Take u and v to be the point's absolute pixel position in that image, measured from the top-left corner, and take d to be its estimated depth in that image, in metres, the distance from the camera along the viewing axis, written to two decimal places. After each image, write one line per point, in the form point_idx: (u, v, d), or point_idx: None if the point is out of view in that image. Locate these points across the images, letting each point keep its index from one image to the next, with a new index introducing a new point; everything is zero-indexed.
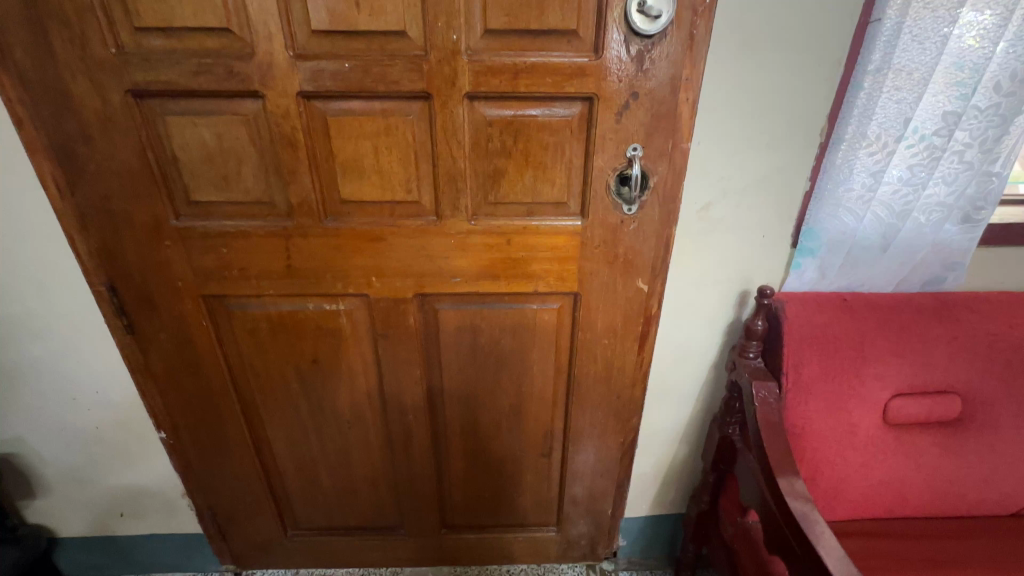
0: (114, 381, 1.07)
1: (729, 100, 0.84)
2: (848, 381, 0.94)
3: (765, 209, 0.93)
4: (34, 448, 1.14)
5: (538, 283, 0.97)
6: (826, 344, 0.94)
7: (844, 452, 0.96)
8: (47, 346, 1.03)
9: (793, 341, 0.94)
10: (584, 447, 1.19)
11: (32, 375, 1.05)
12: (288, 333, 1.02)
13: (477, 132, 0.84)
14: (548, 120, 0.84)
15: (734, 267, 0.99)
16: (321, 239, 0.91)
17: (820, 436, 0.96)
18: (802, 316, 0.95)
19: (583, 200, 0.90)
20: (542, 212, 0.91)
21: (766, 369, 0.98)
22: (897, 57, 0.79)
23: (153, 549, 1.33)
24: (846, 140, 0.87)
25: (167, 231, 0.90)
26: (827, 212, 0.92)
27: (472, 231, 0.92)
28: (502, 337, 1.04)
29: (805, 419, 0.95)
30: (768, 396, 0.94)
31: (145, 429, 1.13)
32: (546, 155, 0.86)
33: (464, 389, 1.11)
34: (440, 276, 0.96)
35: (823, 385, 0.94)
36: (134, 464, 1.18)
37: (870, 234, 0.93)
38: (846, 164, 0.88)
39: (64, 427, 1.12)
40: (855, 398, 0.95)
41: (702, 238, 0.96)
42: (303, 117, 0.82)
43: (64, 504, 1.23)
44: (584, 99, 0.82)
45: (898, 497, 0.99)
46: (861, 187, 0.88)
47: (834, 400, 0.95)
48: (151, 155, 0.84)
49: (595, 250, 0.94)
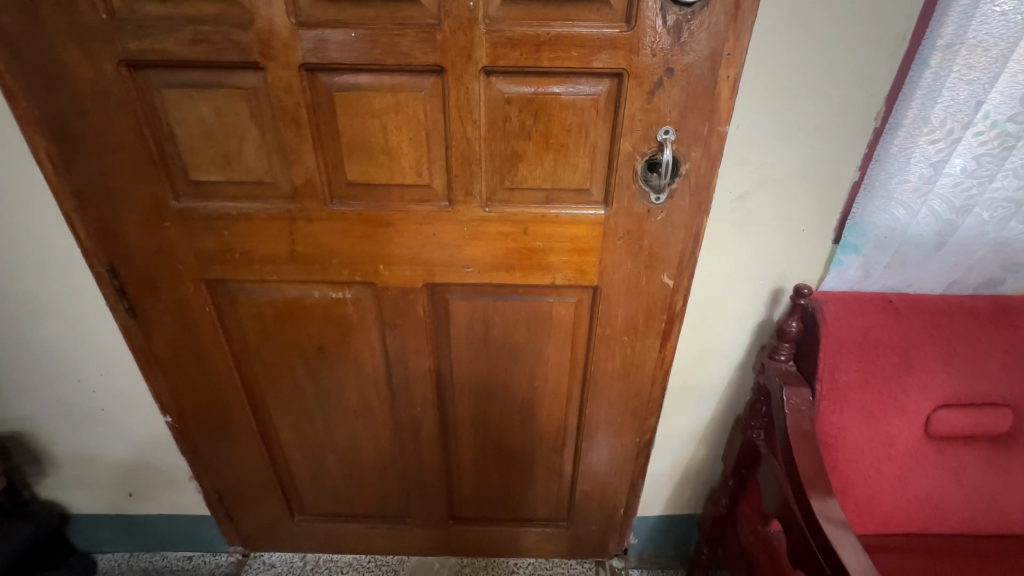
0: (119, 363, 1.05)
1: (774, 79, 0.76)
2: (888, 390, 0.87)
3: (806, 200, 0.85)
4: (42, 426, 1.13)
5: (555, 276, 0.91)
6: (867, 349, 0.87)
7: (880, 464, 0.90)
8: (50, 327, 1.00)
9: (830, 345, 0.87)
10: (598, 445, 1.15)
11: (37, 354, 1.03)
12: (294, 320, 0.98)
13: (494, 111, 0.77)
14: (572, 99, 0.76)
15: (769, 263, 0.92)
16: (327, 223, 0.86)
17: (854, 447, 0.89)
18: (840, 318, 0.87)
19: (607, 188, 0.83)
20: (562, 200, 0.85)
21: (798, 373, 0.91)
22: (973, 30, 0.71)
23: (162, 529, 1.33)
24: (905, 126, 0.78)
25: (167, 212, 0.86)
26: (877, 206, 0.84)
27: (486, 219, 0.86)
28: (515, 330, 0.99)
29: (839, 429, 0.89)
30: (799, 403, 0.88)
31: (150, 412, 1.11)
32: (569, 137, 0.79)
33: (475, 383, 1.07)
34: (451, 265, 0.90)
35: (861, 392, 0.88)
36: (141, 445, 1.17)
37: (923, 230, 0.85)
38: (903, 153, 0.80)
39: (70, 407, 1.11)
40: (894, 408, 0.88)
41: (735, 231, 0.89)
42: (308, 91, 0.76)
43: (74, 482, 1.23)
44: (612, 76, 0.75)
45: (937, 514, 0.92)
46: (918, 178, 0.81)
47: (872, 409, 0.88)
48: (147, 131, 0.79)
49: (618, 241, 0.87)
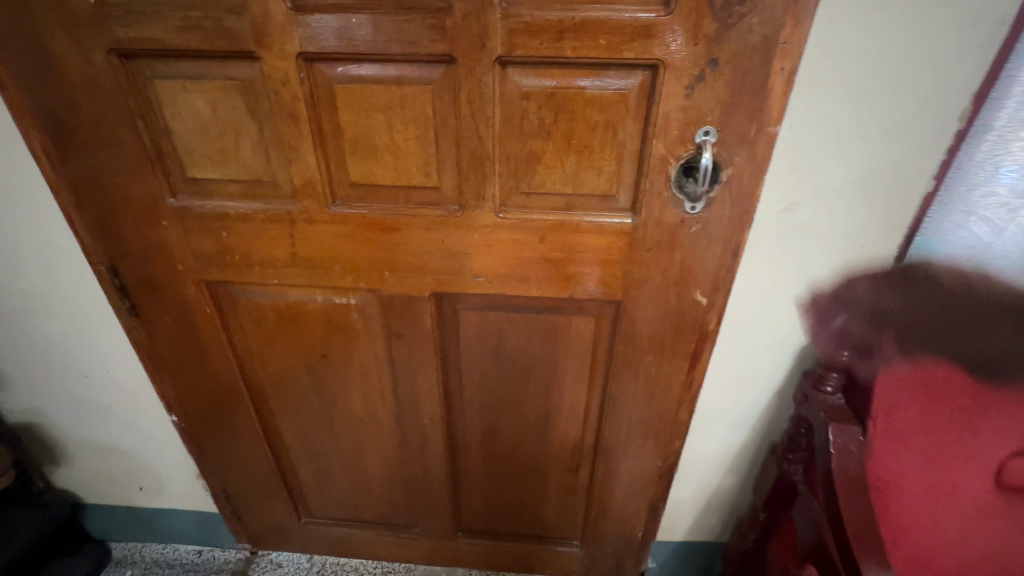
0: (124, 361, 1.02)
1: (837, 73, 0.65)
2: (954, 432, 0.75)
3: (868, 214, 0.74)
4: (54, 419, 1.13)
5: (574, 289, 0.83)
6: (931, 385, 0.75)
7: (938, 515, 0.78)
8: (56, 323, 0.98)
9: (889, 380, 0.76)
10: (617, 467, 1.07)
11: (45, 349, 1.02)
12: (297, 325, 0.93)
13: (509, 107, 0.69)
14: (599, 94, 0.67)
15: (819, 283, 0.81)
16: (329, 226, 0.80)
17: (909, 495, 0.78)
18: (901, 348, 0.75)
19: (635, 194, 0.74)
20: (584, 206, 0.76)
21: (846, 408, 0.81)
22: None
23: (172, 523, 1.32)
24: (997, 129, 0.66)
25: (165, 210, 0.81)
26: (953, 221, 0.73)
27: (499, 225, 0.78)
28: (530, 344, 0.91)
29: (894, 473, 0.78)
30: (849, 443, 0.78)
31: (156, 411, 1.09)
32: (594, 138, 0.70)
33: (486, 396, 1.00)
34: (461, 274, 0.83)
35: (920, 433, 0.76)
36: (149, 443, 1.15)
37: (1007, 252, 0.73)
38: (993, 160, 0.68)
39: (79, 402, 1.09)
40: (960, 453, 0.76)
41: (781, 245, 0.78)
42: (306, 84, 0.69)
43: (87, 473, 1.23)
44: (646, 68, 0.65)
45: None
46: (1009, 191, 0.69)
47: (933, 455, 0.76)
48: (142, 125, 0.74)
49: (646, 253, 0.78)
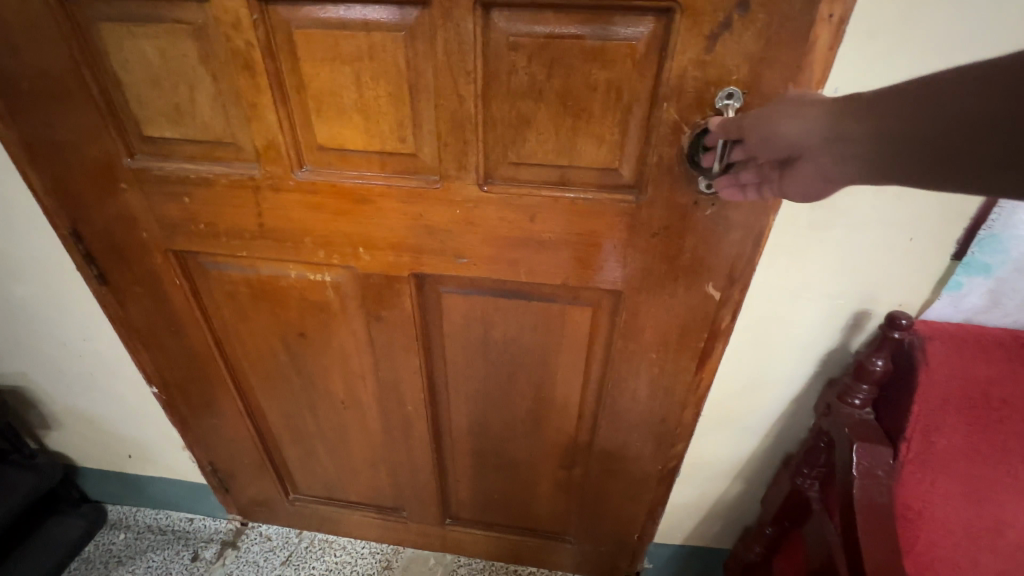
0: (100, 331, 0.98)
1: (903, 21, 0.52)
2: (1006, 464, 0.66)
3: (926, 199, 0.61)
4: (40, 384, 1.11)
5: (568, 275, 0.73)
6: (982, 410, 0.65)
7: (976, 552, 0.70)
8: (26, 289, 0.93)
9: (929, 399, 0.66)
10: (613, 467, 0.98)
11: (20, 314, 0.98)
12: (271, 301, 0.87)
13: (494, 61, 0.58)
14: (601, 46, 0.56)
15: (856, 279, 0.69)
16: (296, 195, 0.72)
17: (944, 528, 0.70)
18: (948, 363, 0.65)
19: (641, 169, 0.63)
20: (581, 181, 0.66)
21: (876, 425, 0.70)
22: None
23: (162, 491, 1.30)
24: None
25: (123, 172, 0.74)
26: None
27: (483, 201, 0.68)
28: (520, 334, 0.83)
29: (926, 503, 0.69)
30: (877, 466, 0.67)
31: (136, 382, 1.05)
32: (593, 99, 0.59)
33: (472, 386, 0.93)
34: (441, 254, 0.74)
35: (963, 463, 0.67)
36: (133, 412, 1.12)
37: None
38: None
39: (62, 369, 1.06)
40: (1011, 489, 0.66)
41: (814, 234, 0.66)
42: (261, 29, 0.59)
43: (78, 438, 1.22)
44: (659, 12, 0.53)
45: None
46: None
47: (973, 484, 0.67)
48: (89, 75, 0.66)
49: (651, 238, 0.67)
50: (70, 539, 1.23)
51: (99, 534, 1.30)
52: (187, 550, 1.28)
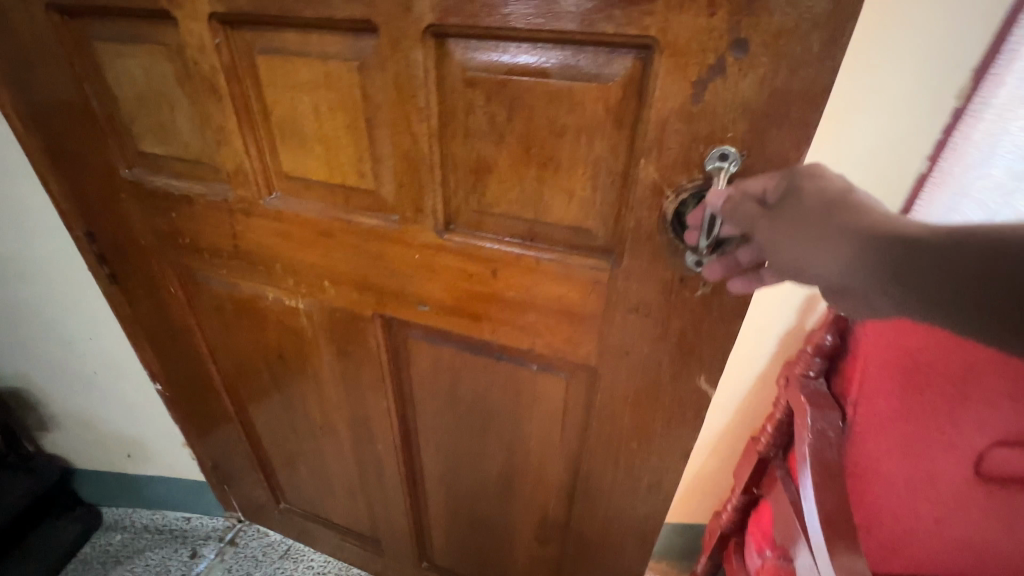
0: (107, 330, 1.03)
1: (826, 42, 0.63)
2: (933, 421, 0.71)
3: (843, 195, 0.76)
4: (44, 383, 1.14)
5: (535, 341, 0.63)
6: (920, 377, 0.69)
7: (916, 504, 0.76)
8: (39, 289, 0.98)
9: (868, 372, 0.70)
10: (594, 554, 0.86)
11: (36, 312, 1.03)
12: (251, 319, 0.86)
13: (450, 98, 0.51)
14: (567, 88, 0.46)
15: None
16: (264, 220, 0.69)
17: (887, 485, 0.75)
18: (885, 341, 0.69)
19: (618, 233, 0.52)
20: (549, 239, 0.56)
21: (829, 394, 0.75)
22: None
23: (159, 492, 1.32)
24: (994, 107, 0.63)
25: (121, 183, 0.76)
26: (941, 206, 0.69)
27: (442, 248, 0.61)
28: (488, 391, 0.74)
29: (871, 460, 0.73)
30: (829, 430, 0.72)
31: (140, 379, 1.10)
32: (560, 148, 0.50)
33: (442, 436, 0.85)
34: (403, 298, 0.68)
35: (900, 423, 0.71)
36: (135, 410, 1.16)
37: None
38: (984, 143, 0.64)
39: (68, 367, 1.10)
40: (939, 443, 0.72)
41: None
42: (224, 51, 0.57)
43: (77, 438, 1.24)
44: (635, 51, 0.43)
45: (981, 562, 0.77)
46: (1004, 174, 0.61)
47: (912, 441, 0.72)
48: (89, 92, 0.69)
49: (628, 315, 0.56)
50: (64, 544, 1.23)
51: (93, 538, 1.30)
52: (185, 547, 1.30)
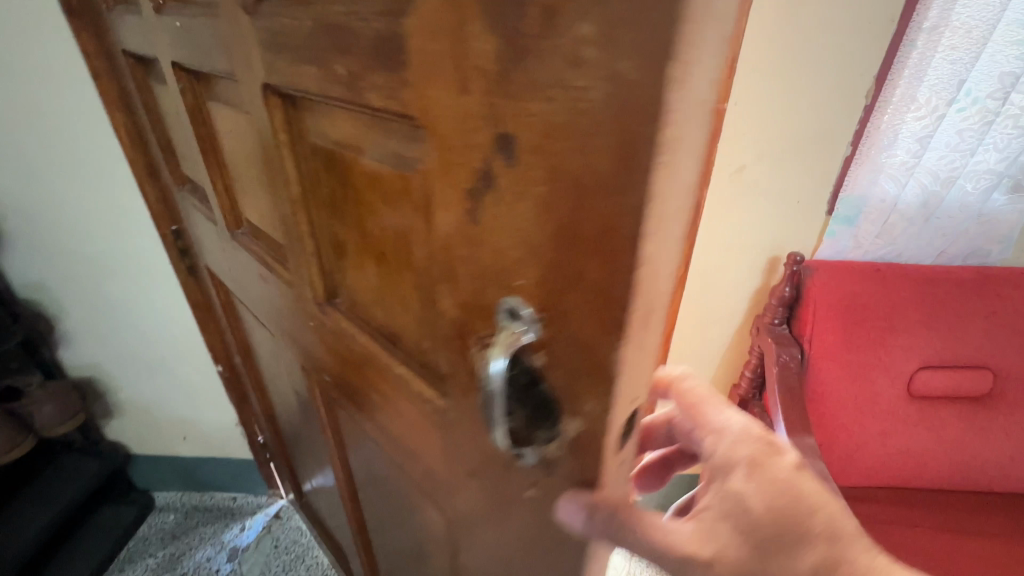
0: (183, 321, 1.02)
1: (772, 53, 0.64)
2: (873, 348, 0.74)
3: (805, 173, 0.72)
4: (111, 373, 1.08)
5: (393, 470, 0.50)
6: (856, 312, 0.74)
7: (862, 425, 0.76)
8: (130, 282, 0.96)
9: (818, 315, 0.74)
10: None
11: (120, 304, 0.99)
12: (241, 335, 0.89)
13: (275, 168, 0.41)
14: (360, 171, 0.33)
15: (763, 237, 0.79)
16: (229, 252, 0.71)
17: (862, 434, 0.76)
18: (832, 285, 0.74)
19: (427, 381, 0.35)
20: (371, 359, 0.41)
21: (790, 335, 0.78)
22: (957, 12, 0.60)
23: (212, 469, 1.28)
24: (891, 103, 0.66)
25: (161, 200, 0.86)
26: (865, 178, 0.72)
27: (310, 330, 0.51)
28: (375, 499, 0.62)
29: (825, 387, 0.75)
30: (788, 367, 0.75)
31: (202, 362, 1.08)
32: (369, 249, 0.36)
33: (359, 522, 0.75)
34: (304, 365, 0.61)
35: (844, 353, 0.74)
36: (194, 392, 1.14)
37: (910, 202, 0.72)
38: (888, 131, 0.68)
39: (134, 351, 1.06)
40: (879, 368, 0.74)
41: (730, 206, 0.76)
42: (187, 95, 0.59)
43: (134, 425, 1.18)
44: (405, 134, 0.27)
45: (931, 473, 0.77)
46: (905, 154, 0.69)
47: (859, 372, 0.74)
48: (133, 124, 0.78)
49: (451, 493, 0.38)
50: (123, 524, 1.19)
51: (150, 517, 1.25)
52: (236, 523, 1.26)
